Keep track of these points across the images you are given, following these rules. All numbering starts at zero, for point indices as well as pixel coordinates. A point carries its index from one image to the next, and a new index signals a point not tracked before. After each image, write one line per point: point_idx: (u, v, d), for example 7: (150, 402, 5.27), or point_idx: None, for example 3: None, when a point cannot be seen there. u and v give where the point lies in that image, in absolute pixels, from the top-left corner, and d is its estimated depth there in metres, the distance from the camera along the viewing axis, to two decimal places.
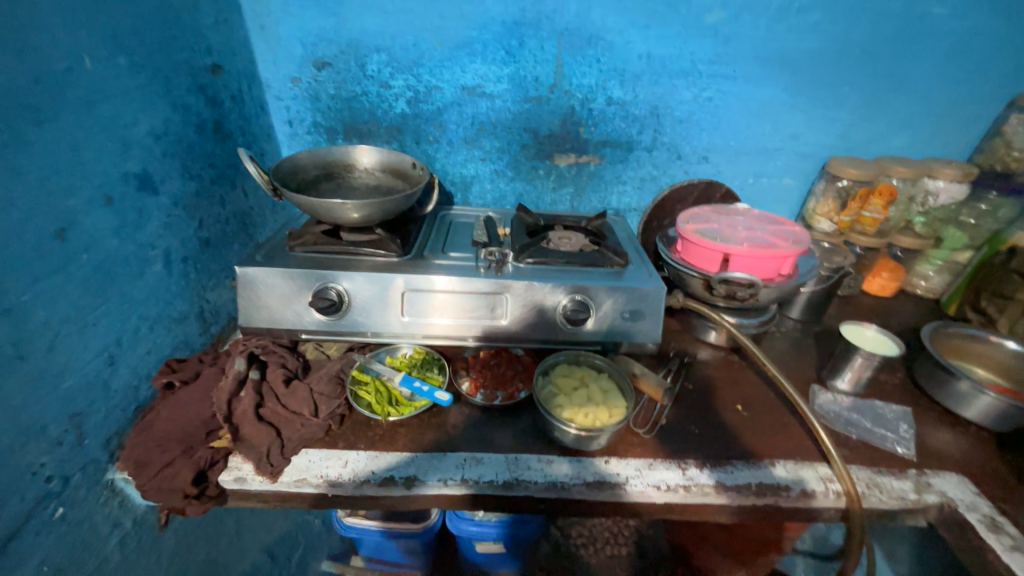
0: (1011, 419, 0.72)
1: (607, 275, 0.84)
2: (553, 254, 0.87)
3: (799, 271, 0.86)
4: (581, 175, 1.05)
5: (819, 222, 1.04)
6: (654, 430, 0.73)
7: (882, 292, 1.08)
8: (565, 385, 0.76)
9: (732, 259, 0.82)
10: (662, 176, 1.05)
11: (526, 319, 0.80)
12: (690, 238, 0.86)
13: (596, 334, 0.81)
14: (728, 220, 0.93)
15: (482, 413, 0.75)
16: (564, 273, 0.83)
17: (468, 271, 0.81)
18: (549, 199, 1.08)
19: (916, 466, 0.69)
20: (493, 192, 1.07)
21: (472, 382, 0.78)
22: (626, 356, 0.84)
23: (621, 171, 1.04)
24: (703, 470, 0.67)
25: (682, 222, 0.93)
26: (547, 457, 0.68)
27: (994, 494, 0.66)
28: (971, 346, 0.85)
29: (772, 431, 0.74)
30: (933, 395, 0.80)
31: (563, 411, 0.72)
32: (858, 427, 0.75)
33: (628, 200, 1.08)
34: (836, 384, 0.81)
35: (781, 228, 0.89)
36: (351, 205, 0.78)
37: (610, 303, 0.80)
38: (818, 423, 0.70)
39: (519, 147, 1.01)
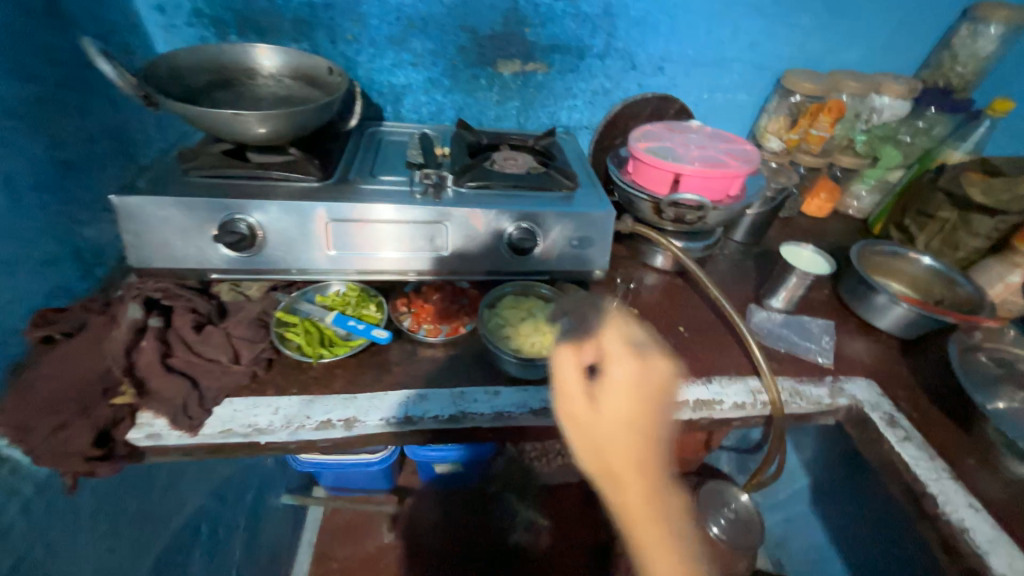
0: (916, 327, 0.79)
1: (554, 199, 0.78)
2: (497, 177, 0.79)
3: (747, 191, 0.85)
4: (528, 87, 0.94)
5: (769, 140, 1.02)
6: None
7: (818, 214, 1.12)
8: (511, 318, 0.73)
9: (683, 180, 0.79)
10: (615, 89, 0.97)
11: (469, 250, 0.75)
12: (642, 157, 0.81)
13: (542, 263, 0.78)
14: (681, 138, 0.88)
15: (426, 349, 0.71)
16: (509, 199, 0.77)
17: (402, 197, 0.72)
18: (493, 115, 0.97)
19: (832, 373, 0.75)
20: (429, 106, 0.94)
21: (415, 318, 0.75)
22: (574, 284, 0.82)
23: (571, 82, 0.94)
24: None
25: (635, 140, 0.87)
26: (494, 388, 0.67)
27: (895, 394, 0.73)
28: (891, 262, 0.91)
29: (710, 350, 0.77)
30: (854, 309, 0.86)
31: (509, 343, 0.70)
32: (787, 342, 0.79)
33: (579, 117, 0.99)
34: (771, 303, 0.84)
35: (733, 147, 0.86)
36: (251, 117, 0.65)
37: (558, 230, 0.76)
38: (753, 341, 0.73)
39: (456, 50, 0.88)
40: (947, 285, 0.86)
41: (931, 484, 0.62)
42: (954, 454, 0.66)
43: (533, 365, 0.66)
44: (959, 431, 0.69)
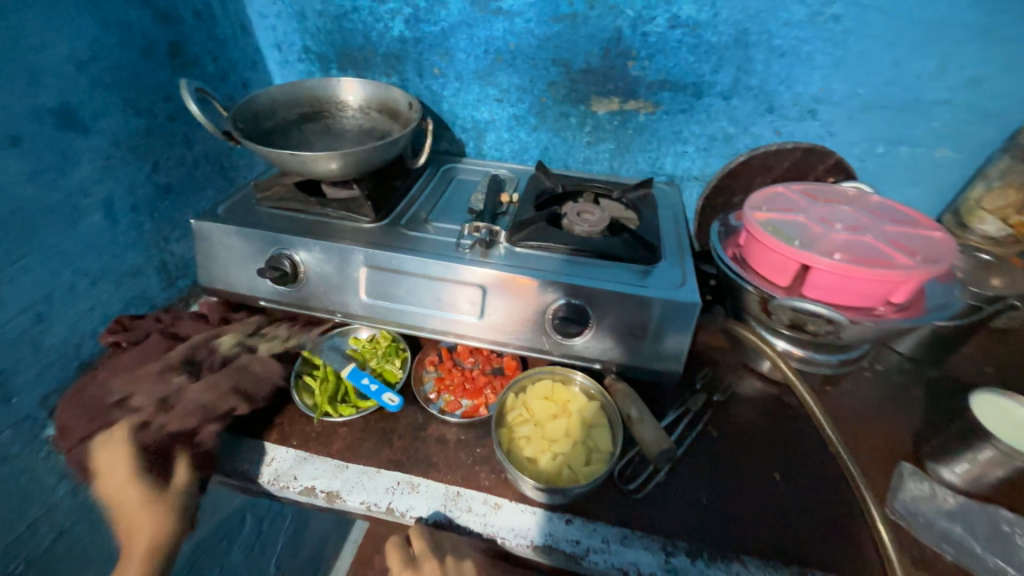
0: None
1: (624, 274, 0.63)
2: (558, 239, 0.67)
3: (921, 298, 0.58)
4: (626, 127, 0.79)
5: (983, 221, 0.69)
6: (644, 491, 0.55)
7: None
8: (538, 414, 0.60)
9: (811, 276, 0.56)
10: (741, 136, 0.76)
11: (508, 321, 0.64)
12: (755, 235, 0.61)
13: (595, 351, 0.63)
14: (824, 209, 0.64)
15: (437, 425, 0.63)
16: (565, 268, 0.64)
17: (444, 252, 0.65)
18: (582, 157, 0.84)
19: None
20: (511, 144, 0.86)
21: (437, 383, 0.68)
22: (633, 380, 0.66)
23: (682, 125, 0.77)
24: (696, 563, 0.49)
25: (753, 207, 0.66)
26: (497, 498, 0.55)
27: None
28: None
29: (820, 523, 0.52)
30: None
31: (525, 449, 0.57)
32: (961, 549, 0.50)
33: (688, 165, 0.81)
34: (940, 473, 0.56)
35: (910, 231, 0.59)
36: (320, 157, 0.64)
37: (619, 316, 0.61)
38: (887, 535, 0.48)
39: (545, 86, 0.78)
40: None
41: None
42: None
43: (547, 492, 0.52)
44: None
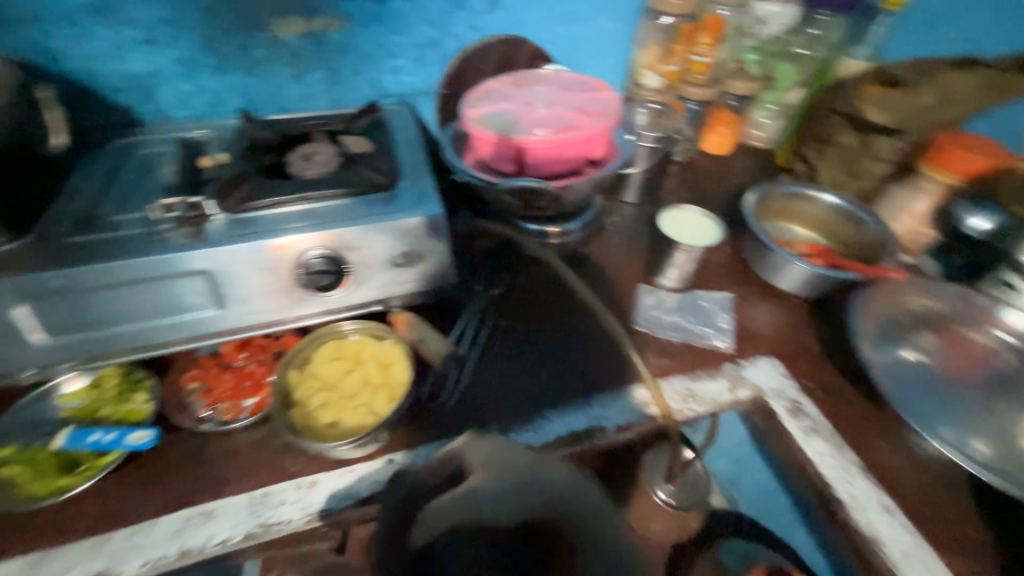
0: (819, 284, 0.69)
1: (368, 206, 0.60)
2: (284, 189, 0.59)
3: (614, 150, 0.69)
4: (327, 49, 0.72)
5: (646, 76, 0.86)
6: (453, 399, 0.58)
7: (721, 151, 0.97)
8: (329, 377, 0.57)
9: (526, 155, 0.63)
10: (446, 39, 0.76)
11: (257, 297, 0.56)
12: (474, 131, 0.64)
13: (366, 293, 0.60)
14: (526, 92, 0.70)
15: (220, 438, 0.54)
16: (301, 219, 0.57)
17: (137, 246, 0.52)
18: (296, 95, 0.75)
19: (732, 359, 0.64)
20: (201, 97, 0.71)
21: (206, 397, 0.58)
22: (421, 307, 0.66)
23: (384, 36, 0.73)
24: (508, 436, 0.55)
25: (470, 105, 0.69)
26: (311, 477, 0.51)
27: (798, 370, 0.63)
28: (792, 206, 0.79)
29: (594, 356, 0.63)
30: (755, 270, 0.75)
31: (322, 417, 0.54)
32: (680, 330, 0.67)
33: (410, 80, 0.79)
34: (662, 282, 0.72)
35: (591, 95, 0.69)
36: None
37: (374, 249, 0.58)
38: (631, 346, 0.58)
39: (204, 14, 0.65)
40: (849, 225, 0.75)
41: (838, 486, 0.53)
42: (864, 435, 0.57)
43: (357, 444, 0.51)
44: (870, 404, 0.60)
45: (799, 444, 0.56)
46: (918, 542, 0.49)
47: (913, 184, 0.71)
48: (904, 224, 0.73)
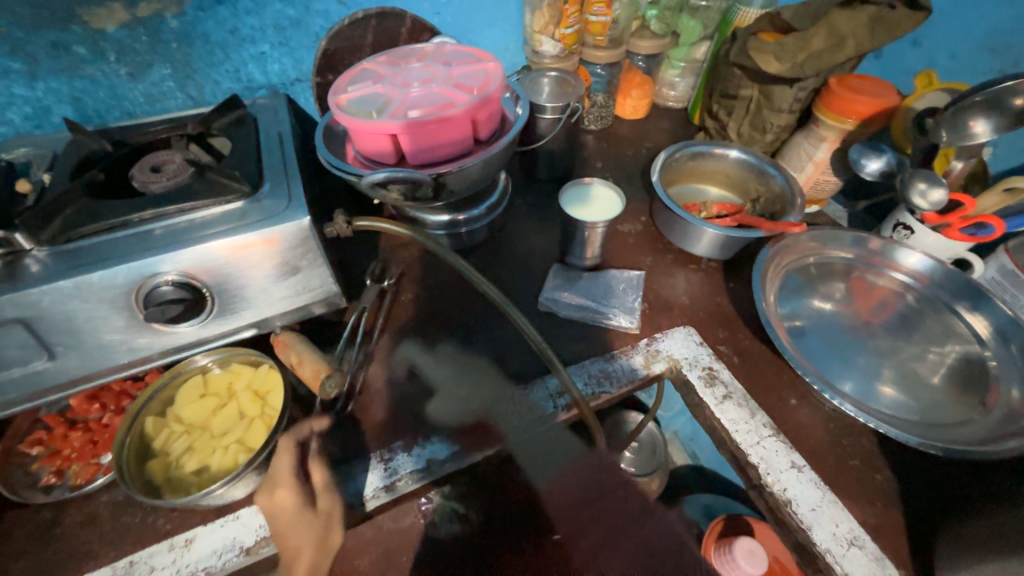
0: (729, 245, 0.67)
1: (225, 217, 0.52)
2: (119, 210, 0.51)
3: (505, 127, 0.63)
4: (164, 41, 0.62)
5: (542, 43, 0.80)
6: (350, 410, 0.54)
7: (635, 114, 0.94)
8: (194, 419, 0.51)
9: (402, 141, 0.56)
10: (309, 17, 0.67)
11: (99, 339, 0.49)
12: (340, 120, 0.57)
13: (234, 320, 0.53)
14: (402, 71, 0.63)
15: (78, 503, 0.48)
16: (138, 244, 0.49)
17: None
18: (142, 96, 0.65)
19: (647, 335, 0.62)
20: (19, 108, 0.60)
21: (52, 461, 0.50)
22: (313, 322, 0.60)
23: (232, 20, 0.64)
24: (412, 452, 0.51)
25: (339, 89, 0.61)
26: (188, 533, 0.46)
27: (715, 336, 0.62)
28: (701, 166, 0.77)
29: (506, 350, 0.60)
30: (669, 236, 0.72)
31: (187, 464, 0.48)
32: (593, 311, 0.64)
33: (278, 68, 0.70)
34: (573, 261, 0.69)
35: (471, 68, 0.62)
36: None
37: (231, 270, 0.51)
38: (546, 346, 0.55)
39: None
40: (758, 178, 0.73)
41: (751, 451, 0.52)
42: (777, 394, 0.57)
43: (226, 490, 0.45)
44: (780, 363, 0.59)
45: (714, 412, 0.55)
46: (826, 497, 0.48)
47: (813, 133, 0.69)
48: (809, 174, 0.72)
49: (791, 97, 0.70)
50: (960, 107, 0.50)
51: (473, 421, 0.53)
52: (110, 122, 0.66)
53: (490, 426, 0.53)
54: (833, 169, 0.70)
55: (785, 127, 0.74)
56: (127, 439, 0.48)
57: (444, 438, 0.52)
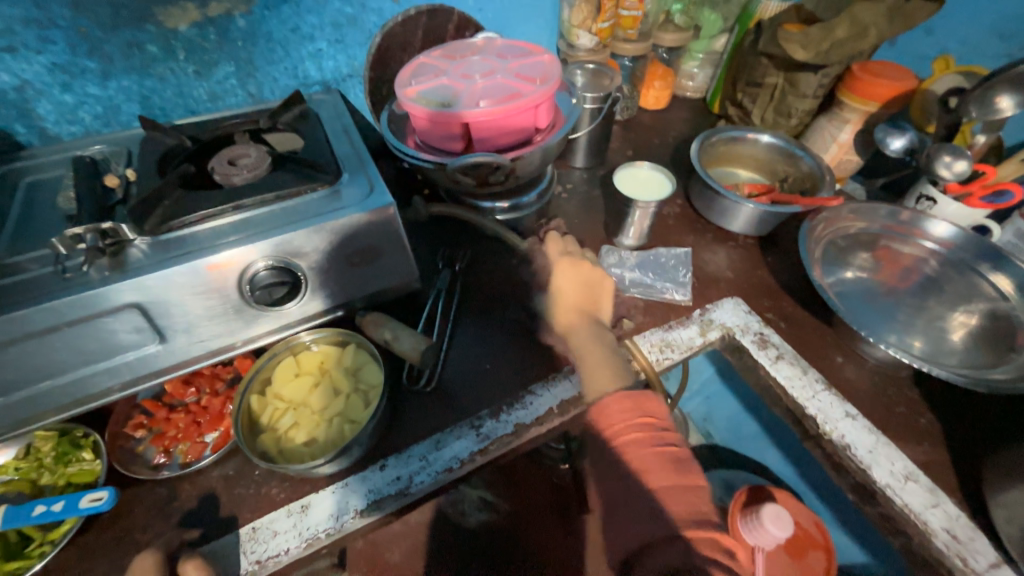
0: (766, 221, 0.72)
1: (314, 204, 0.55)
2: (214, 199, 0.53)
3: (560, 116, 0.67)
4: (231, 39, 0.64)
5: (579, 37, 0.84)
6: (437, 383, 0.58)
7: (658, 105, 0.99)
8: (295, 396, 0.54)
9: (473, 129, 0.60)
10: (365, 15, 0.70)
11: (203, 324, 0.51)
12: (413, 111, 0.60)
13: (323, 303, 0.56)
14: (462, 64, 0.66)
15: (191, 479, 0.50)
16: (240, 230, 0.51)
17: (55, 287, 0.45)
18: (206, 94, 0.67)
19: (699, 307, 0.67)
20: (90, 107, 0.62)
21: (159, 442, 0.53)
22: (387, 305, 0.63)
23: (295, 18, 0.66)
24: (500, 419, 0.55)
25: (404, 82, 0.65)
26: (303, 500, 0.49)
27: (760, 305, 0.67)
28: (733, 150, 0.82)
29: None
30: (706, 216, 0.77)
31: (296, 437, 0.51)
32: (642, 286, 0.69)
33: (332, 64, 0.73)
34: (621, 242, 0.74)
35: (528, 60, 0.66)
36: None
37: (325, 253, 0.54)
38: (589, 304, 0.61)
39: (72, 10, 0.55)
40: (787, 160, 0.78)
41: (808, 404, 0.57)
42: (823, 354, 0.62)
43: (336, 459, 0.48)
44: (823, 327, 0.65)
45: (769, 371, 0.60)
46: (880, 440, 0.54)
47: (838, 116, 0.75)
48: (834, 155, 0.77)
49: (816, 82, 0.75)
50: (988, 85, 0.56)
51: (518, 360, 0.60)
52: (173, 119, 0.67)
53: (532, 362, 0.60)
54: (856, 149, 0.76)
55: (809, 111, 0.80)
56: (239, 415, 0.50)
57: (526, 406, 0.56)
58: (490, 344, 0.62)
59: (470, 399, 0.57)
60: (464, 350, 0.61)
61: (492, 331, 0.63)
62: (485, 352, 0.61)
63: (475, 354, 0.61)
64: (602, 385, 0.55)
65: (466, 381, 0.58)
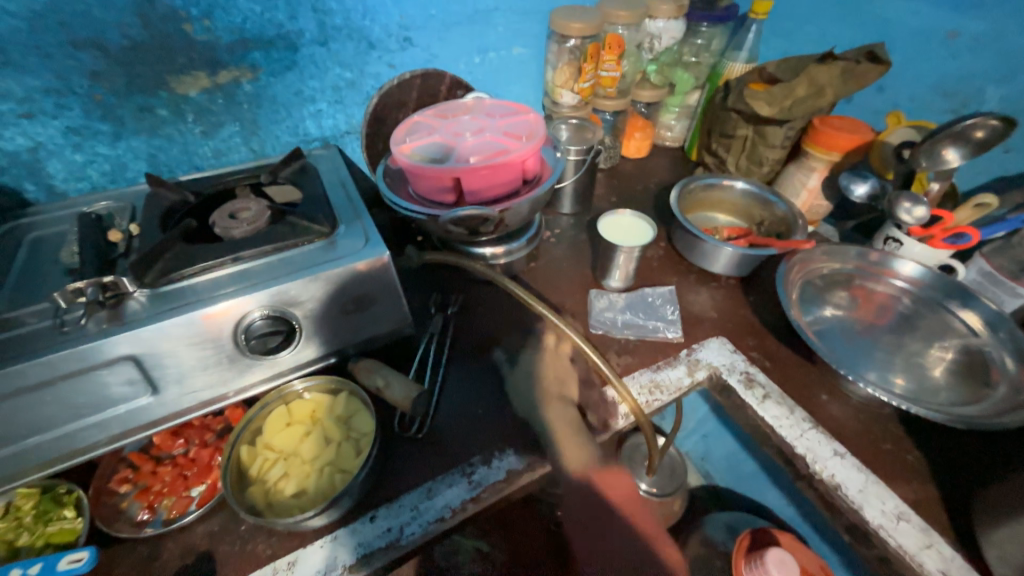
0: (745, 263, 0.76)
1: (310, 255, 0.57)
2: (213, 252, 0.55)
3: (546, 168, 0.71)
4: (237, 102, 0.69)
5: (562, 95, 0.91)
6: (429, 430, 0.58)
7: (639, 154, 1.05)
8: (286, 445, 0.54)
9: (463, 183, 0.63)
10: (363, 79, 0.76)
11: (196, 375, 0.51)
12: (407, 167, 0.64)
13: (315, 351, 0.57)
14: (453, 123, 0.71)
15: (175, 536, 0.49)
16: (238, 281, 0.53)
17: (53, 341, 0.46)
18: (210, 151, 0.71)
19: (685, 346, 0.68)
20: (99, 165, 0.65)
21: (144, 497, 0.52)
22: (380, 351, 0.64)
23: (298, 83, 0.71)
24: (492, 466, 0.55)
25: (399, 140, 0.69)
26: (289, 556, 0.48)
27: (744, 344, 0.69)
28: (711, 196, 0.87)
29: (562, 368, 0.66)
30: (688, 258, 0.81)
31: (285, 488, 0.51)
32: (633, 326, 0.71)
33: (332, 123, 0.78)
34: (609, 284, 0.77)
35: (515, 119, 0.71)
36: None
37: (321, 302, 0.55)
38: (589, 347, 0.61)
39: (90, 80, 0.59)
40: (762, 205, 0.83)
41: (796, 443, 0.57)
42: (808, 391, 0.63)
43: (325, 513, 0.47)
44: (807, 364, 0.66)
45: (756, 410, 0.61)
46: (868, 478, 0.54)
47: (804, 165, 0.80)
48: (804, 200, 0.82)
49: (782, 135, 0.81)
50: (934, 140, 0.61)
51: (508, 404, 0.61)
52: (178, 174, 0.71)
53: (523, 406, 0.61)
54: (824, 194, 0.81)
55: (779, 160, 0.85)
56: (229, 466, 0.50)
57: (517, 451, 0.56)
58: (482, 388, 0.63)
59: (461, 447, 0.57)
60: (456, 395, 0.62)
61: (482, 377, 0.64)
62: (477, 398, 0.62)
63: (466, 400, 0.61)
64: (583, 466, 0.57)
65: (457, 427, 0.59)
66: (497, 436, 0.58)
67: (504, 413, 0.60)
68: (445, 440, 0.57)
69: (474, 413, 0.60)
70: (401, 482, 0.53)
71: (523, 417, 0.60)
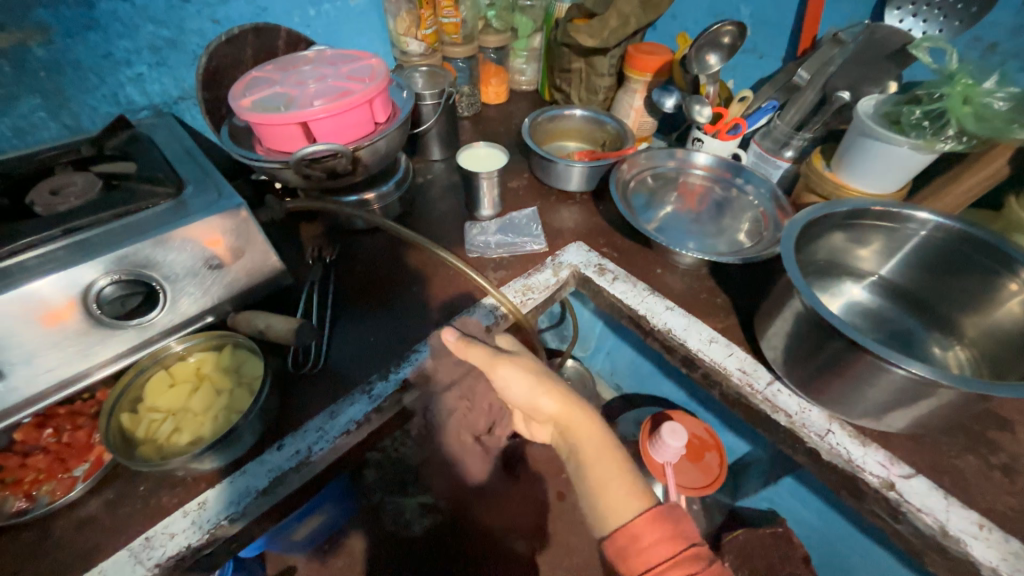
0: (592, 177, 0.87)
1: (155, 216, 0.54)
2: (36, 227, 0.51)
3: (396, 109, 0.74)
4: (31, 70, 0.62)
5: (409, 44, 0.94)
6: (323, 364, 0.61)
7: (499, 99, 1.13)
8: (173, 403, 0.55)
9: (312, 127, 0.64)
10: (185, 37, 0.72)
11: (47, 354, 0.49)
12: (249, 117, 0.63)
13: (184, 312, 0.56)
14: (294, 74, 0.71)
15: (65, 514, 0.48)
16: (72, 252, 0.50)
17: None
18: (9, 130, 0.64)
19: (550, 254, 0.79)
20: None
21: (16, 489, 0.49)
22: (260, 305, 0.65)
23: (105, 44, 0.65)
24: (389, 379, 0.60)
25: (237, 95, 0.67)
26: (198, 498, 0.50)
27: (598, 244, 0.81)
28: (559, 125, 0.97)
29: (446, 289, 0.72)
30: (547, 182, 0.91)
31: (180, 440, 0.52)
32: (505, 246, 0.79)
33: (159, 87, 0.72)
34: (481, 214, 0.84)
35: (357, 64, 0.73)
36: None
37: (177, 261, 0.54)
38: (464, 264, 0.68)
39: None
40: (600, 128, 0.95)
41: (638, 307, 0.71)
42: (647, 269, 0.77)
43: (224, 448, 0.50)
44: (645, 251, 0.80)
45: (607, 291, 0.73)
46: (689, 320, 0.69)
47: (628, 88, 0.93)
48: (633, 119, 0.96)
49: (607, 63, 0.93)
50: (697, 48, 0.80)
51: (398, 329, 0.66)
52: None
53: (413, 328, 0.67)
54: (648, 112, 0.95)
55: (609, 88, 0.98)
56: (109, 436, 0.49)
57: (411, 362, 0.62)
58: (371, 320, 0.67)
59: (359, 372, 0.61)
60: (348, 331, 0.66)
61: (371, 312, 0.68)
62: (369, 330, 0.66)
63: (357, 333, 0.65)
64: (628, 512, 0.48)
65: (352, 357, 0.63)
66: (391, 356, 0.63)
67: (395, 336, 0.65)
68: (341, 369, 0.61)
69: (366, 343, 0.64)
70: (303, 411, 0.57)
71: (414, 336, 0.66)
